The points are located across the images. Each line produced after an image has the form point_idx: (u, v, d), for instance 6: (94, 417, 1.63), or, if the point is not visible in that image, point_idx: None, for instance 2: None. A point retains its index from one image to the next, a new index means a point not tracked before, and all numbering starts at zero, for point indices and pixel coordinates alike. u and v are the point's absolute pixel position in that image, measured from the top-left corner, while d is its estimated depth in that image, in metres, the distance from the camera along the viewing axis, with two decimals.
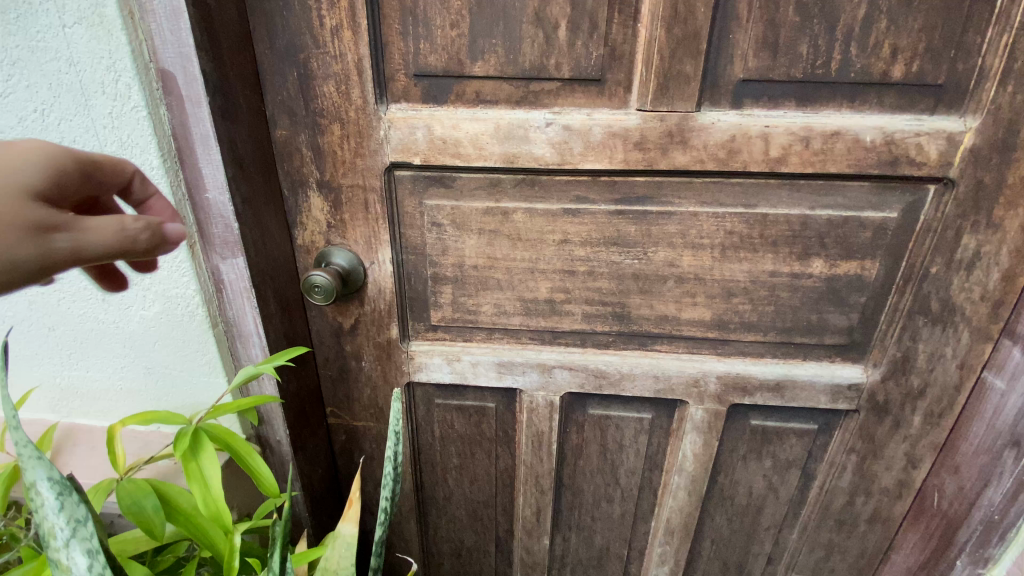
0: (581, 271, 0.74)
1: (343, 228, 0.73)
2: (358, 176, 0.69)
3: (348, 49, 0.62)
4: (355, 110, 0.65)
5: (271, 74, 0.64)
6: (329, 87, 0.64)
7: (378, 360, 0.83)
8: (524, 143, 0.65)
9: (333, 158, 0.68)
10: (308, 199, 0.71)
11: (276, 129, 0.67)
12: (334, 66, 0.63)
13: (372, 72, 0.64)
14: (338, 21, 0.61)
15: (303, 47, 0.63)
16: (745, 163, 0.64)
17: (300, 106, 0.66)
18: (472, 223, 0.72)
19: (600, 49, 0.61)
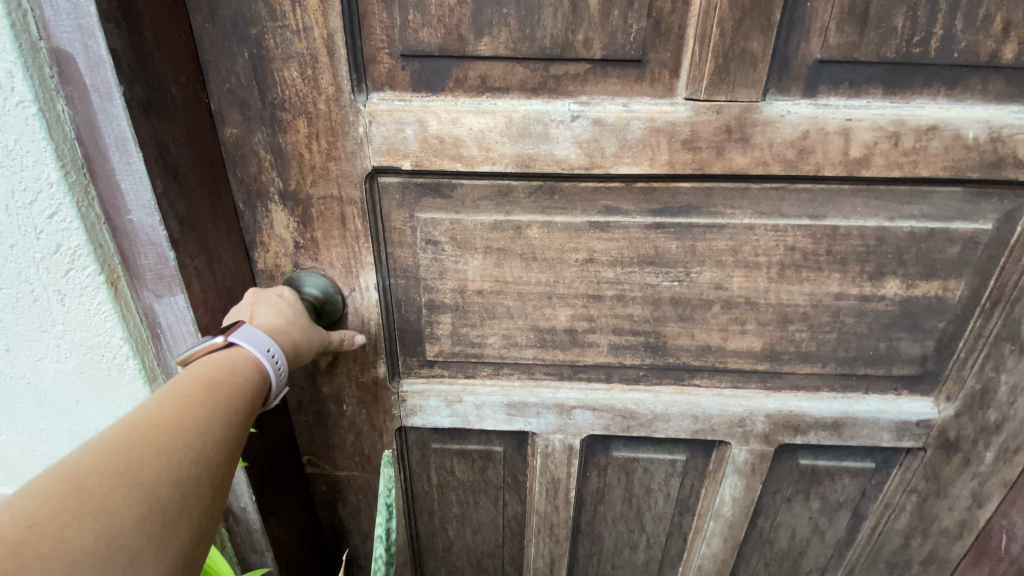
0: (608, 296, 0.61)
1: (316, 249, 0.59)
2: (333, 185, 0.55)
3: (314, 22, 0.48)
4: (326, 101, 0.51)
5: (214, 55, 0.49)
6: (291, 72, 0.50)
7: (362, 402, 0.69)
8: (543, 142, 0.52)
9: (299, 163, 0.54)
10: (270, 214, 0.57)
11: (225, 127, 0.52)
12: (296, 44, 0.48)
13: (347, 51, 0.49)
14: None
15: (254, 18, 0.48)
16: (818, 165, 0.52)
17: (254, 97, 0.51)
18: (476, 241, 0.59)
19: (642, 21, 0.48)
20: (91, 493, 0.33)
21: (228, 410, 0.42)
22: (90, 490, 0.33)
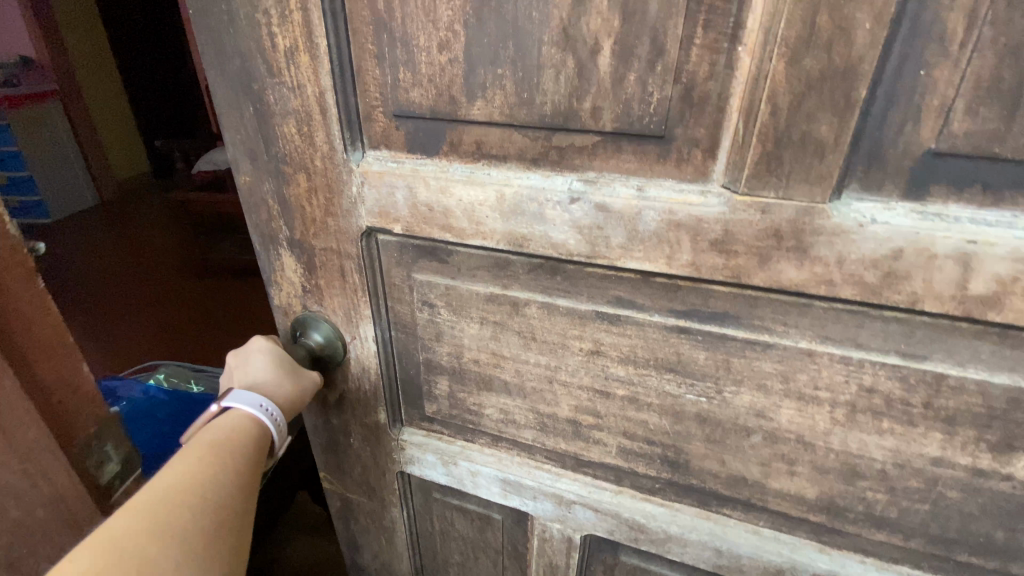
0: (619, 395, 0.51)
1: (320, 295, 0.58)
2: (332, 239, 0.54)
3: (307, 79, 0.45)
4: (322, 158, 0.49)
5: (226, 108, 0.49)
6: (289, 127, 0.48)
7: (367, 440, 0.69)
8: (537, 222, 0.44)
9: (303, 215, 0.53)
10: (280, 257, 0.58)
11: (241, 175, 0.53)
12: (293, 101, 0.46)
13: (339, 110, 0.46)
14: (292, 40, 0.43)
15: (254, 75, 0.46)
16: (915, 296, 0.36)
17: (261, 149, 0.50)
18: (472, 310, 0.53)
19: (667, 88, 0.37)
20: (130, 553, 0.39)
21: (239, 458, 0.45)
22: (127, 551, 0.39)
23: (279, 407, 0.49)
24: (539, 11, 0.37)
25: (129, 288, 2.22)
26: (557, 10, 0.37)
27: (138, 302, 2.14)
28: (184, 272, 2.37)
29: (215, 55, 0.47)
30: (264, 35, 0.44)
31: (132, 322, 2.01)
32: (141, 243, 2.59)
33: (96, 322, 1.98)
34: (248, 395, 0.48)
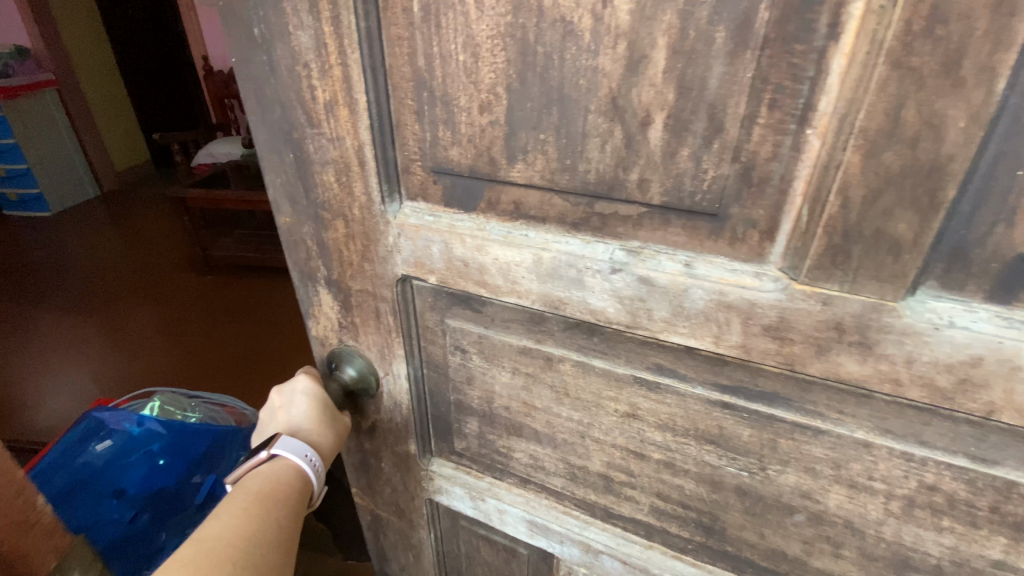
0: (654, 458, 0.49)
1: (355, 331, 0.58)
2: (368, 282, 0.53)
3: (346, 132, 0.44)
4: (359, 207, 0.48)
5: (267, 152, 0.49)
6: (328, 176, 0.47)
7: (397, 466, 0.70)
8: (576, 288, 0.41)
9: (340, 257, 0.53)
10: (317, 294, 0.58)
11: (280, 216, 0.53)
12: (332, 151, 0.46)
13: (377, 162, 0.45)
14: (332, 94, 0.42)
15: (293, 125, 0.46)
16: (993, 406, 0.33)
17: (300, 193, 0.50)
18: (504, 360, 0.52)
19: (725, 167, 0.34)
20: None
21: (281, 513, 0.47)
22: None
23: (320, 455, 0.52)
24: (587, 79, 0.35)
25: (135, 291, 2.36)
26: (607, 80, 0.34)
27: (140, 298, 2.32)
28: (184, 268, 2.54)
29: (255, 103, 0.46)
30: (304, 87, 0.43)
31: (135, 318, 2.19)
32: (145, 246, 2.73)
33: (103, 319, 2.17)
34: (295, 442, 0.51)
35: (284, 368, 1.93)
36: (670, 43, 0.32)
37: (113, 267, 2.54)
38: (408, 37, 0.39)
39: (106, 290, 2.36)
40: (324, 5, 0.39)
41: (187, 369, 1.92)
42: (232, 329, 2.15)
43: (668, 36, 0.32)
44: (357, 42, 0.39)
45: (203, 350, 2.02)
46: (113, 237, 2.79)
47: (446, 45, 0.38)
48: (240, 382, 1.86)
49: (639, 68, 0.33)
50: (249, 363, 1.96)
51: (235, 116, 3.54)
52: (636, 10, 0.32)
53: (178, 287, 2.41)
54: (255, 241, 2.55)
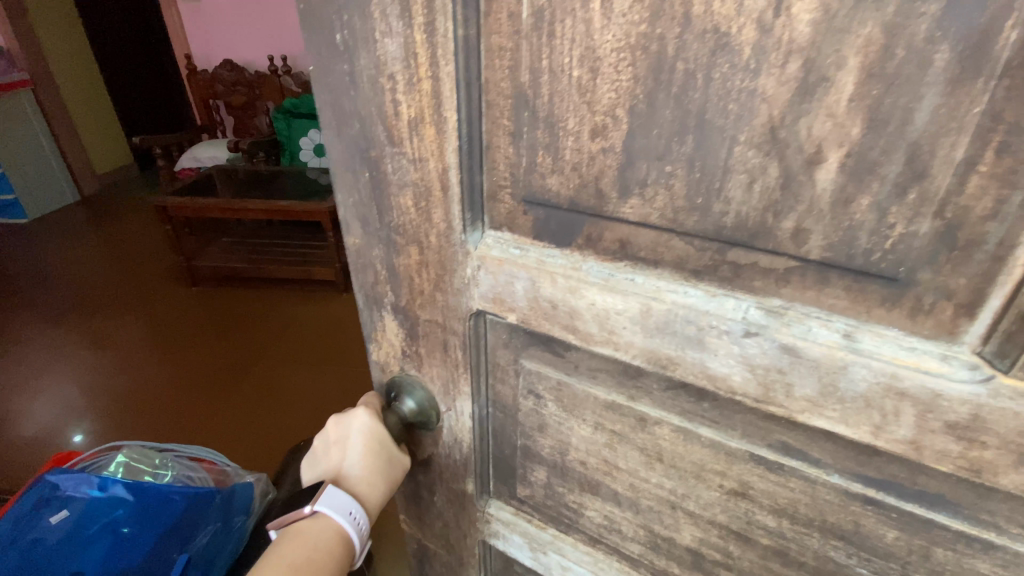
0: (760, 542, 0.42)
1: (419, 361, 0.53)
2: (438, 312, 0.48)
3: (430, 154, 0.39)
4: (437, 234, 0.43)
5: (342, 170, 0.45)
6: (406, 199, 0.43)
7: (450, 504, 0.64)
8: (693, 349, 0.34)
9: (410, 284, 0.48)
10: (382, 319, 0.53)
11: (350, 236, 0.49)
12: (412, 173, 0.41)
13: (462, 189, 0.40)
14: (418, 110, 0.37)
15: (372, 142, 0.41)
16: None
17: (374, 214, 0.46)
18: (586, 413, 0.45)
19: (919, 221, 0.26)
20: None
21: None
22: None
23: (365, 512, 0.48)
24: (739, 104, 0.28)
25: (135, 301, 2.42)
26: (767, 108, 0.27)
27: (130, 308, 2.38)
28: (168, 277, 2.60)
29: (332, 114, 0.42)
30: (387, 101, 0.38)
31: (126, 327, 2.25)
32: (150, 253, 2.80)
33: (88, 331, 2.23)
34: (342, 496, 0.47)
35: (265, 383, 1.99)
36: (866, 64, 0.24)
37: (98, 276, 2.59)
38: (512, 47, 0.33)
39: (93, 302, 2.41)
40: (418, 8, 0.33)
41: (170, 385, 1.98)
42: (215, 340, 2.20)
43: (863, 55, 0.24)
44: (452, 52, 0.34)
45: (186, 363, 2.08)
46: (93, 245, 2.84)
47: (557, 59, 0.32)
48: (222, 399, 1.92)
49: (816, 93, 0.26)
50: (231, 376, 2.02)
51: (219, 118, 3.52)
52: (822, 22, 0.25)
53: (162, 296, 2.46)
54: (238, 249, 2.60)
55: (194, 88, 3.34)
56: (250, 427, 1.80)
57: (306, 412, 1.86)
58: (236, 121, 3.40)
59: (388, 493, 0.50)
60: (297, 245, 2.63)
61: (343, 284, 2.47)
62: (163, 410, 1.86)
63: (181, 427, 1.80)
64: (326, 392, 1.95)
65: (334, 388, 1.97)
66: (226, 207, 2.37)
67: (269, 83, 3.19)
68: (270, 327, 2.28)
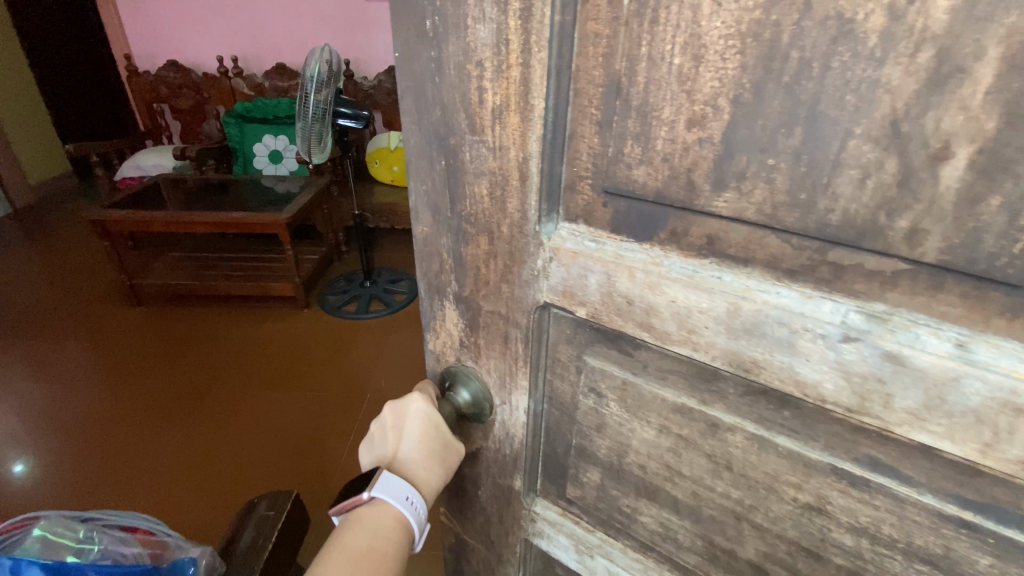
0: (837, 563, 0.40)
1: (476, 352, 0.53)
2: (502, 303, 0.47)
3: (512, 142, 0.39)
4: (509, 224, 0.43)
5: (417, 159, 0.45)
6: (481, 188, 0.43)
7: (495, 500, 0.63)
8: (781, 352, 0.33)
9: (476, 275, 0.48)
10: (443, 308, 0.53)
11: (419, 225, 0.50)
12: (490, 162, 0.41)
13: (541, 179, 0.39)
14: (504, 98, 0.37)
15: (451, 131, 0.41)
16: None
17: (446, 203, 0.46)
18: (651, 416, 0.44)
19: None
20: None
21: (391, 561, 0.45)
22: None
23: (422, 496, 0.48)
24: (860, 95, 0.26)
25: (99, 341, 2.71)
26: (893, 100, 0.26)
27: (97, 347, 2.67)
28: (127, 331, 2.77)
29: (413, 102, 0.42)
30: (472, 89, 0.38)
31: (96, 365, 2.55)
32: (107, 290, 3.07)
33: (50, 395, 2.39)
34: (399, 483, 0.47)
35: (218, 446, 2.19)
36: (1011, 54, 0.23)
37: (66, 321, 2.83)
38: (609, 34, 0.32)
39: (64, 342, 2.68)
40: None
41: (124, 456, 2.13)
42: (171, 403, 2.38)
43: (1010, 44, 0.23)
44: (547, 39, 0.34)
45: (142, 428, 2.25)
46: (52, 296, 2.98)
47: (658, 45, 0.31)
48: (175, 463, 2.10)
49: (951, 85, 0.24)
50: (183, 440, 2.21)
51: (162, 122, 3.63)
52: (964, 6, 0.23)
53: (127, 334, 2.76)
54: (184, 267, 2.94)
55: (137, 92, 3.44)
56: (221, 448, 2.18)
57: (252, 476, 2.06)
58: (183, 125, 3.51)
59: (440, 487, 0.50)
60: (253, 275, 2.88)
61: (302, 301, 2.91)
62: (119, 480, 2.03)
63: (162, 457, 2.12)
64: (271, 452, 2.16)
65: (279, 446, 2.19)
66: (180, 222, 2.59)
67: (219, 87, 3.35)
68: (232, 353, 2.65)
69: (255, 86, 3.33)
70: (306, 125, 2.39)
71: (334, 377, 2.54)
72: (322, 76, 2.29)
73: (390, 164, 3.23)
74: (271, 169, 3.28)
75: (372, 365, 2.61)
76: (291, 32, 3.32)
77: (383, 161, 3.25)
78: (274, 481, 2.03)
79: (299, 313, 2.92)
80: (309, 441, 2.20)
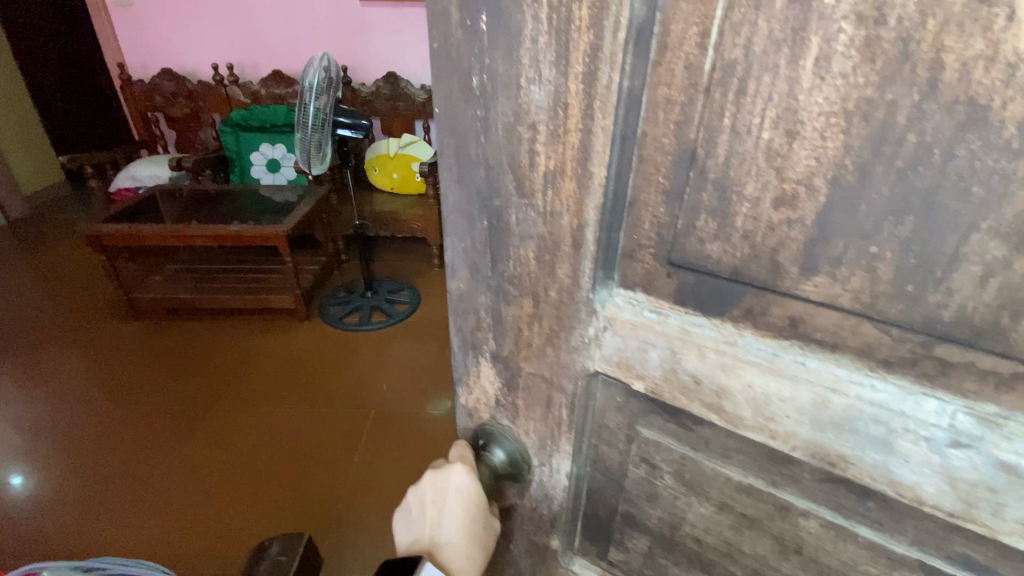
0: None
1: (513, 412, 0.49)
2: (545, 367, 0.44)
3: (565, 208, 0.35)
4: (558, 289, 0.39)
5: (456, 216, 0.42)
6: (527, 251, 0.39)
7: (528, 559, 0.60)
8: (875, 448, 0.30)
9: (516, 337, 0.44)
10: (478, 364, 0.50)
11: (454, 280, 0.46)
12: (539, 226, 0.37)
13: (598, 247, 0.36)
14: (559, 163, 0.34)
15: (497, 191, 0.38)
16: None
17: (486, 262, 0.43)
18: (711, 491, 0.41)
19: None
20: None
21: None
22: None
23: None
24: (988, 188, 0.23)
25: (96, 354, 2.69)
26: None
27: (95, 361, 2.66)
28: (123, 348, 2.73)
29: (454, 160, 0.39)
30: (523, 151, 0.35)
31: (94, 381, 2.54)
32: (104, 302, 3.05)
33: (46, 417, 2.36)
34: None
35: (215, 471, 2.15)
36: None
37: (63, 334, 2.81)
38: (685, 101, 0.29)
39: (61, 357, 2.67)
40: (578, 57, 0.30)
41: (122, 481, 2.10)
42: (168, 425, 2.34)
43: None
44: (613, 105, 0.30)
45: (138, 454, 2.21)
46: (48, 312, 2.96)
47: (744, 118, 0.28)
48: (171, 490, 2.07)
49: None
50: (180, 466, 2.17)
51: (159, 131, 3.60)
52: None
53: (125, 347, 2.74)
54: (187, 280, 2.91)
55: (132, 100, 3.40)
56: (222, 465, 2.17)
57: (249, 503, 2.03)
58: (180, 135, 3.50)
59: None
60: (252, 288, 2.84)
61: (302, 313, 2.87)
62: (116, 509, 2.00)
63: (161, 477, 2.12)
64: (268, 478, 2.13)
65: (278, 472, 2.15)
66: (176, 235, 2.55)
67: (214, 93, 3.31)
68: (231, 366, 2.64)
69: (252, 93, 3.27)
70: (305, 134, 2.36)
71: (335, 396, 2.49)
72: (320, 83, 2.26)
73: (390, 171, 3.26)
74: (269, 178, 3.25)
75: (372, 383, 2.57)
76: (286, 35, 3.28)
77: (382, 168, 3.27)
78: (271, 511, 2.00)
79: (299, 325, 2.90)
80: (311, 458, 2.20)
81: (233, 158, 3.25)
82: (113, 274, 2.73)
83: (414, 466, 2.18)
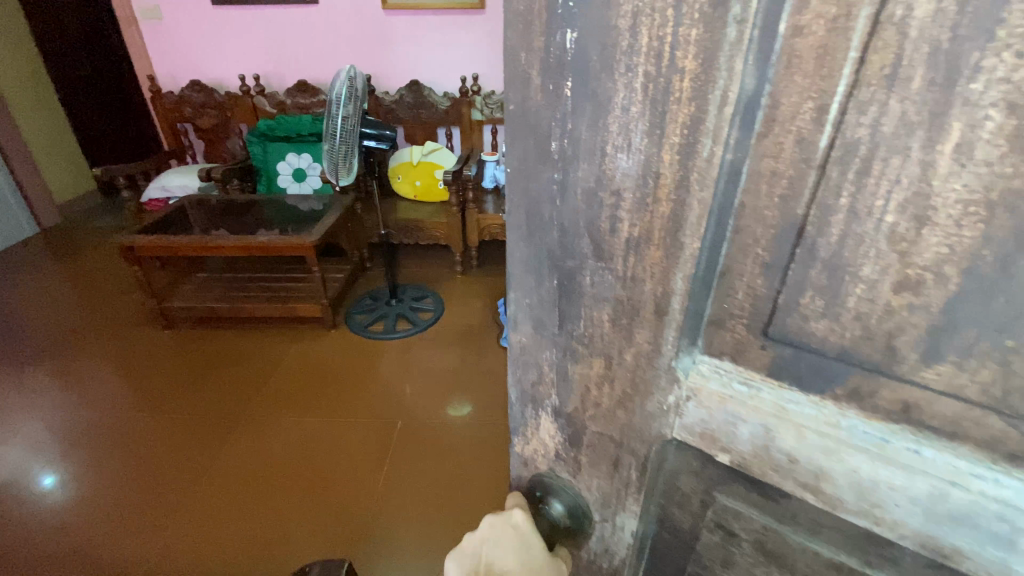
0: None
1: (575, 467, 0.47)
2: (614, 428, 0.42)
3: (647, 276, 0.33)
4: (634, 353, 0.37)
5: (523, 272, 0.41)
6: (600, 314, 0.37)
7: None
8: (999, 549, 0.28)
9: (583, 396, 0.42)
10: (537, 418, 0.48)
11: (516, 334, 0.45)
12: (616, 290, 0.35)
13: (683, 316, 0.33)
14: (645, 230, 0.32)
15: (572, 253, 0.36)
16: None
17: (552, 320, 0.41)
18: (795, 564, 0.39)
19: None
20: None
21: None
22: None
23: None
24: None
25: (130, 362, 2.76)
26: None
27: (130, 368, 2.73)
28: (156, 355, 2.80)
29: (524, 218, 0.38)
30: (603, 217, 0.33)
31: (129, 388, 2.61)
32: (135, 311, 3.12)
33: (84, 426, 2.41)
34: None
35: (246, 481, 2.17)
36: None
37: (98, 341, 2.89)
38: (793, 176, 0.27)
39: (97, 364, 2.75)
40: (675, 128, 0.28)
41: (157, 491, 2.13)
42: (201, 434, 2.37)
43: None
44: (712, 178, 0.28)
45: (172, 463, 2.25)
46: (84, 321, 3.03)
47: (864, 199, 0.26)
48: (206, 497, 2.11)
49: None
50: (214, 472, 2.21)
51: (187, 142, 3.65)
52: None
53: (157, 355, 2.80)
54: (214, 288, 2.96)
55: (162, 112, 3.47)
56: (253, 470, 2.21)
57: (280, 514, 2.04)
58: (209, 145, 3.57)
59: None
60: (279, 297, 2.87)
61: (329, 322, 2.90)
62: (151, 519, 2.02)
63: (196, 482, 2.17)
64: (299, 488, 2.14)
65: (309, 482, 2.16)
66: (208, 246, 2.60)
67: (242, 105, 3.38)
68: (260, 373, 2.69)
69: (277, 103, 3.35)
70: (333, 146, 2.39)
71: (362, 406, 2.51)
72: (348, 94, 2.31)
73: (414, 179, 3.31)
74: (295, 187, 3.28)
75: (398, 391, 2.59)
76: (312, 46, 3.32)
77: (406, 176, 3.32)
78: (301, 523, 2.01)
79: (326, 332, 2.93)
80: (340, 465, 2.23)
81: (261, 167, 3.30)
82: (146, 284, 2.79)
83: (441, 476, 2.17)
